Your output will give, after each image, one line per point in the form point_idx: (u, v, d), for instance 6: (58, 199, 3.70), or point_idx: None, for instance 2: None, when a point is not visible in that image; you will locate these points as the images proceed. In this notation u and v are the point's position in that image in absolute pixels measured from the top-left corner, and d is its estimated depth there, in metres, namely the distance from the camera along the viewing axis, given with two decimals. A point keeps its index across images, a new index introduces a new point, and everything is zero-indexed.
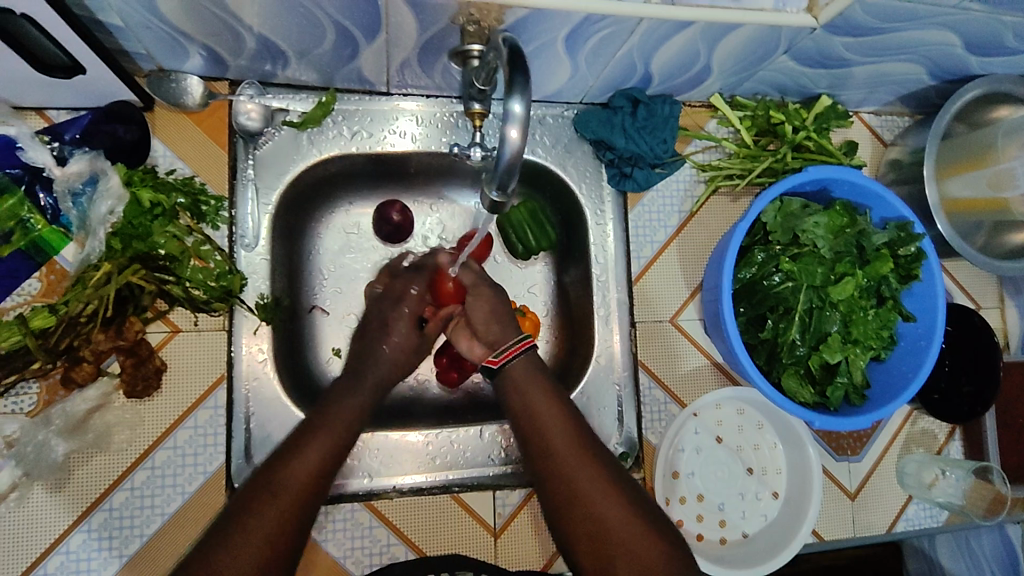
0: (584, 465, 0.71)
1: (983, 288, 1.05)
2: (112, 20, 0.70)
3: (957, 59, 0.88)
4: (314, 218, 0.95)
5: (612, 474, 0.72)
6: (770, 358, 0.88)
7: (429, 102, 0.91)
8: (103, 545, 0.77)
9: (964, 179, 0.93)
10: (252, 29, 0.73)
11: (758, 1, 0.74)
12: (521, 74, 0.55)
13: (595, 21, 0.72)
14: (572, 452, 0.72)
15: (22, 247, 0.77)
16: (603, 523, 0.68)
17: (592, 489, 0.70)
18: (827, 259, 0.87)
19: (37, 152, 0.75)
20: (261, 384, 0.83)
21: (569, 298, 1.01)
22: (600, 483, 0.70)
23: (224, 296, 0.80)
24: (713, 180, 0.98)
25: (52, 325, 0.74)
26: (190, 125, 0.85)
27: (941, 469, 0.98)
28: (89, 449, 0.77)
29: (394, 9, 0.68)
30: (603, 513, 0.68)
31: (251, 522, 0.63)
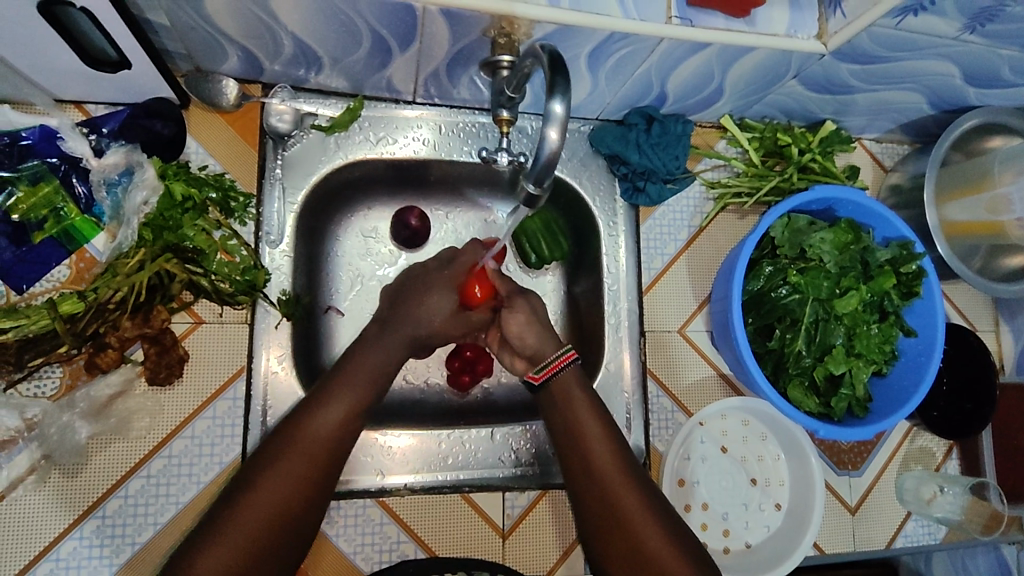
0: (611, 462, 0.72)
1: (979, 311, 1.08)
2: (160, 20, 0.73)
3: (956, 90, 0.93)
4: (334, 220, 0.97)
5: (636, 474, 0.73)
6: (776, 368, 0.91)
7: (452, 112, 0.95)
8: (116, 532, 0.77)
9: (962, 204, 0.97)
10: (293, 34, 0.76)
11: (771, 26, 0.79)
12: (561, 77, 0.58)
13: (618, 40, 0.77)
14: (601, 445, 0.73)
15: (54, 234, 0.79)
16: (625, 520, 0.69)
17: (616, 487, 0.71)
18: (833, 274, 0.90)
19: (77, 143, 0.79)
20: (278, 378, 0.83)
21: (580, 307, 1.03)
22: (625, 484, 0.71)
23: (248, 289, 0.82)
24: (722, 198, 1.02)
25: (81, 311, 0.76)
26: (222, 124, 0.88)
27: (940, 486, 0.99)
28: (109, 435, 0.78)
29: (430, 20, 0.72)
30: (622, 510, 0.70)
31: (265, 485, 0.65)
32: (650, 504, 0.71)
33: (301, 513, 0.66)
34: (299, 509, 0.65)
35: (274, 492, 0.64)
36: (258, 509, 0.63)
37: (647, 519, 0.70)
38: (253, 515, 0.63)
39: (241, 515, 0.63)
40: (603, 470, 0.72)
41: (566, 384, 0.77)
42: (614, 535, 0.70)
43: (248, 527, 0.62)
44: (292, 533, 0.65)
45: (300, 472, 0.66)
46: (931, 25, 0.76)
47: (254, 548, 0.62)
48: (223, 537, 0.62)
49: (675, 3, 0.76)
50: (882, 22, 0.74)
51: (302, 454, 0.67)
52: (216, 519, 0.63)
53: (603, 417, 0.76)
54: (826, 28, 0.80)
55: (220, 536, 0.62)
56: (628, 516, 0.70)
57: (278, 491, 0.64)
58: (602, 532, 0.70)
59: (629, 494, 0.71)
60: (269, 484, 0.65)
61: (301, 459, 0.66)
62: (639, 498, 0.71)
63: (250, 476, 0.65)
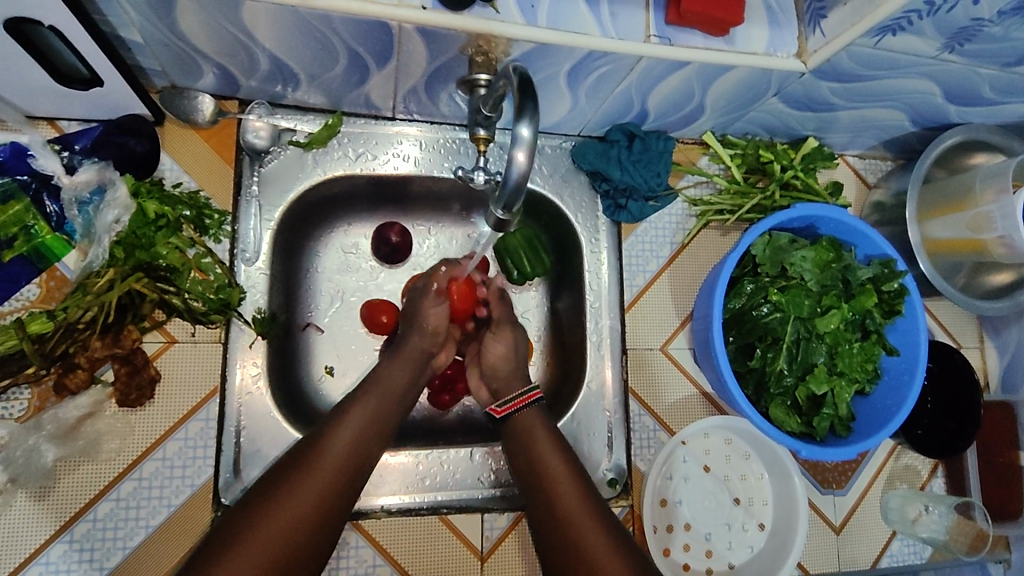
0: (570, 484, 0.74)
1: (963, 327, 1.08)
2: (133, 37, 0.72)
3: (937, 107, 0.92)
4: (313, 236, 0.96)
5: (593, 495, 0.74)
6: (757, 388, 0.90)
7: (432, 128, 0.94)
8: (84, 557, 0.75)
9: (944, 221, 0.97)
10: (268, 51, 0.76)
11: (751, 45, 0.78)
12: (531, 100, 0.57)
13: (597, 58, 0.76)
14: (563, 474, 0.75)
15: (24, 253, 0.77)
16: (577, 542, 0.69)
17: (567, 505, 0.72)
18: (814, 292, 0.90)
19: (47, 160, 0.77)
20: (253, 397, 0.82)
21: (561, 325, 1.02)
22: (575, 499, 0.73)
23: (222, 308, 0.81)
24: (704, 215, 1.02)
25: (50, 331, 0.74)
26: (197, 140, 0.87)
27: (925, 505, 0.99)
28: (78, 457, 0.76)
29: (406, 38, 0.72)
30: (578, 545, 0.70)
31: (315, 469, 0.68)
32: (604, 520, 0.71)
33: (321, 524, 0.66)
34: (320, 518, 0.66)
35: (299, 501, 0.65)
36: (296, 498, 0.65)
37: (598, 536, 0.70)
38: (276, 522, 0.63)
39: (266, 523, 0.63)
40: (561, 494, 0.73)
41: (529, 419, 0.80)
42: (569, 557, 0.69)
43: (268, 535, 0.62)
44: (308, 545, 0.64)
45: (321, 483, 0.67)
46: (910, 44, 0.76)
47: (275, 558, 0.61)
48: (242, 545, 0.61)
49: (654, 22, 0.75)
50: (860, 42, 0.74)
51: (323, 464, 0.68)
52: (236, 530, 0.62)
53: (563, 445, 0.78)
54: (805, 47, 0.79)
55: (236, 547, 0.61)
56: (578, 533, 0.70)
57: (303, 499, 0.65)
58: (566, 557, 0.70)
59: (582, 513, 0.72)
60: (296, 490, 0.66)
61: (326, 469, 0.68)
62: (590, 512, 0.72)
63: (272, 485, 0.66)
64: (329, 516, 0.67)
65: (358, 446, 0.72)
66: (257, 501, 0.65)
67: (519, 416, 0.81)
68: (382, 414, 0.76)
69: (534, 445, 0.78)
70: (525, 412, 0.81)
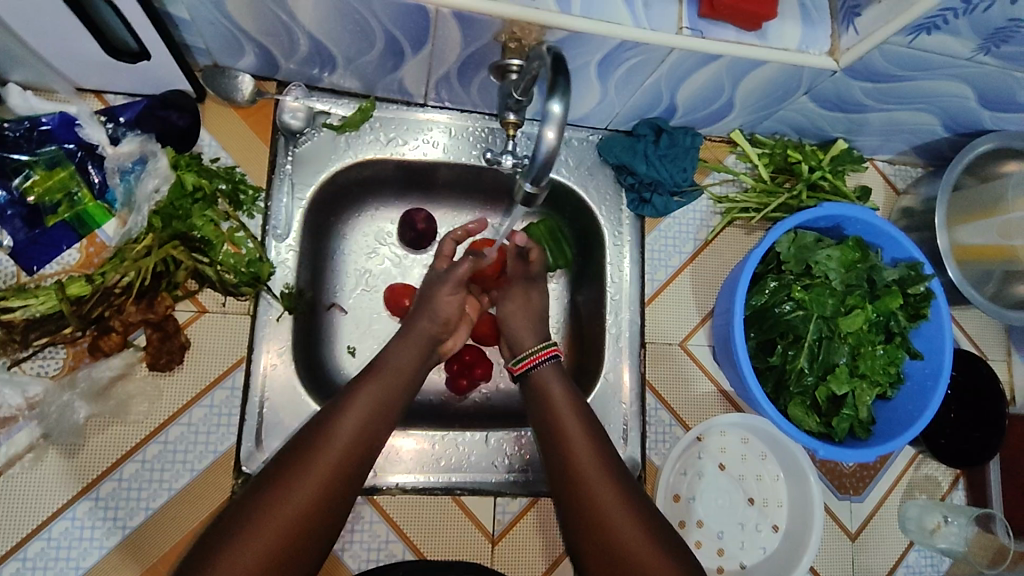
0: (589, 447, 0.75)
1: (991, 339, 1.06)
2: (181, 14, 0.75)
3: (971, 113, 0.92)
4: (342, 218, 0.98)
5: (619, 471, 0.74)
6: (777, 385, 0.90)
7: (463, 116, 0.96)
8: (109, 515, 0.78)
9: (975, 226, 0.96)
10: (308, 32, 0.78)
11: (782, 40, 0.79)
12: (563, 78, 0.60)
13: (628, 49, 0.77)
14: (580, 437, 0.76)
15: (67, 218, 0.81)
16: (601, 521, 0.70)
17: (589, 469, 0.74)
18: (838, 291, 0.89)
19: (94, 130, 0.81)
20: (278, 370, 0.84)
21: (581, 317, 1.03)
22: (594, 464, 0.74)
23: (253, 281, 0.83)
24: (729, 213, 1.02)
25: (87, 294, 0.78)
26: (236, 119, 0.90)
27: (944, 515, 0.97)
28: (107, 417, 0.79)
29: (442, 22, 0.73)
30: (601, 511, 0.71)
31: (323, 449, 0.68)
32: (622, 489, 0.73)
33: (333, 511, 0.66)
34: (320, 520, 0.65)
35: (307, 490, 0.65)
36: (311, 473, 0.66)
37: (626, 516, 0.71)
38: (288, 508, 0.63)
39: (280, 506, 0.63)
40: (580, 458, 0.75)
41: (545, 378, 0.82)
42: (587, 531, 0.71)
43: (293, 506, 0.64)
44: (322, 528, 0.65)
45: (331, 469, 0.67)
46: (945, 44, 0.75)
47: (288, 541, 0.63)
48: (269, 514, 0.63)
49: (687, 14, 0.76)
50: (894, 40, 0.74)
51: (337, 445, 0.69)
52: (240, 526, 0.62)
53: (585, 413, 0.79)
54: (838, 45, 0.80)
55: (244, 535, 0.61)
56: (597, 498, 0.72)
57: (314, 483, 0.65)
58: (582, 520, 0.72)
59: (607, 489, 0.72)
60: (307, 477, 0.66)
61: (327, 468, 0.67)
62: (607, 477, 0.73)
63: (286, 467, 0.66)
64: (339, 502, 0.67)
65: (365, 436, 0.71)
66: (272, 481, 0.65)
67: (540, 374, 0.83)
68: (387, 408, 0.75)
69: (553, 412, 0.79)
70: (545, 366, 0.83)
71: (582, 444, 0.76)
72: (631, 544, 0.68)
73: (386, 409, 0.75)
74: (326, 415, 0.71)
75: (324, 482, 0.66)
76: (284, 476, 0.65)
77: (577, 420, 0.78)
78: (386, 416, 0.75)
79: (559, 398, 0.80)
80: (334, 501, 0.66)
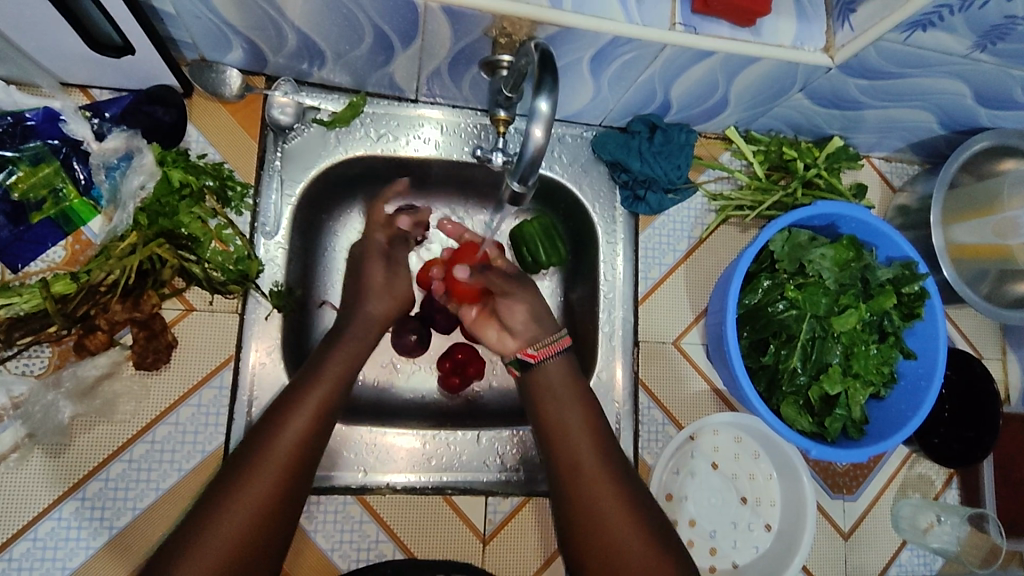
0: (582, 428, 0.75)
1: (985, 338, 1.06)
2: (165, 8, 0.74)
3: (967, 110, 0.91)
4: (333, 215, 0.97)
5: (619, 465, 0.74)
6: (770, 385, 0.89)
7: (454, 112, 0.95)
8: (95, 515, 0.77)
9: (970, 225, 0.95)
10: (295, 26, 0.77)
11: (777, 36, 0.78)
12: (550, 76, 0.59)
13: (620, 45, 0.76)
14: (574, 418, 0.76)
15: (53, 215, 0.80)
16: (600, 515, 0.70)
17: (580, 445, 0.74)
18: (832, 290, 0.88)
19: (78, 125, 0.80)
20: (266, 369, 0.83)
21: (575, 315, 1.02)
22: (587, 442, 0.75)
23: (240, 279, 0.82)
24: (724, 210, 1.01)
25: (73, 292, 0.77)
26: (224, 114, 0.89)
27: (937, 514, 0.97)
28: (94, 416, 0.78)
29: (431, 17, 0.72)
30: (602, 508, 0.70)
31: (244, 484, 0.64)
32: (619, 478, 0.72)
33: (266, 537, 0.64)
34: (250, 555, 0.62)
35: (232, 528, 0.62)
36: (235, 509, 0.62)
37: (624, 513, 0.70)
38: (213, 545, 0.60)
39: (219, 523, 0.61)
40: (574, 440, 0.75)
41: (553, 371, 0.79)
42: (584, 524, 0.70)
43: (219, 545, 0.61)
44: (268, 540, 0.64)
45: (270, 480, 0.65)
46: (940, 41, 0.74)
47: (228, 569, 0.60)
48: (193, 555, 0.60)
49: (680, 10, 0.75)
50: (889, 37, 0.73)
51: (276, 456, 0.66)
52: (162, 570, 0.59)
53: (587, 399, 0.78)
54: (833, 42, 0.79)
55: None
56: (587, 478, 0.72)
57: (253, 498, 0.63)
58: (570, 501, 0.72)
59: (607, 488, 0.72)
60: (244, 491, 0.63)
61: (253, 502, 0.63)
62: (596, 453, 0.74)
63: (224, 483, 0.64)
64: (271, 530, 0.64)
65: (292, 465, 0.67)
66: (215, 496, 0.63)
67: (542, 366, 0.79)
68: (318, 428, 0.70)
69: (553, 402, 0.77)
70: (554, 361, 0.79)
71: (575, 427, 0.75)
72: (616, 528, 0.69)
73: (327, 413, 0.71)
74: (250, 442, 0.67)
75: (264, 496, 0.64)
76: (222, 490, 0.64)
77: (579, 408, 0.77)
78: (318, 437, 0.70)
79: (555, 376, 0.78)
80: (280, 511, 0.65)
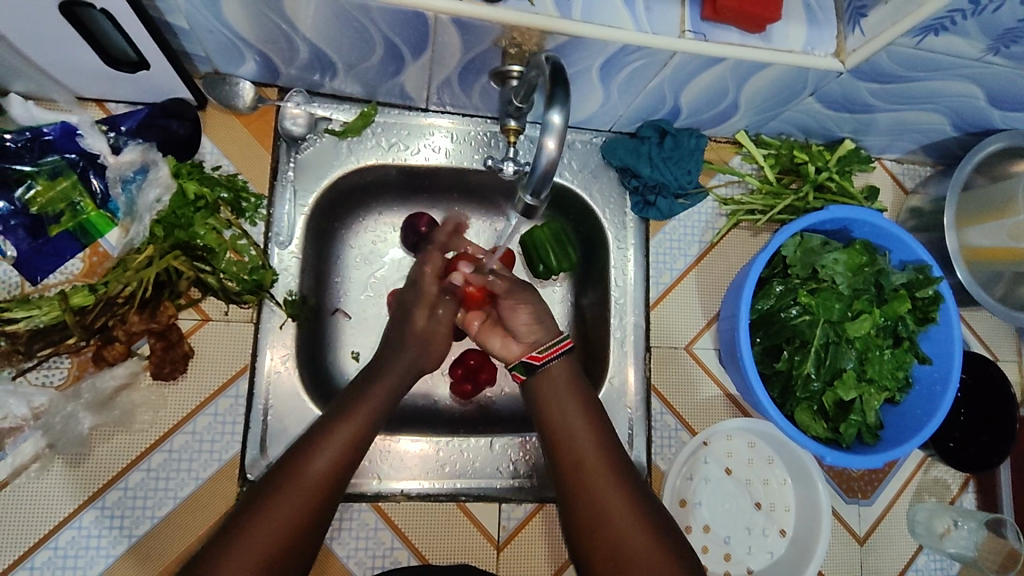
0: (582, 427, 0.76)
1: (1001, 340, 1.05)
2: (179, 23, 0.75)
3: (981, 112, 0.90)
4: (345, 224, 0.98)
5: (621, 469, 0.73)
6: (784, 390, 0.89)
7: (465, 120, 0.95)
8: (115, 524, 0.78)
9: (986, 227, 0.95)
10: (307, 39, 0.77)
11: (788, 42, 0.78)
12: (562, 89, 0.60)
13: (630, 53, 0.76)
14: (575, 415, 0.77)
15: (70, 228, 0.81)
16: (596, 514, 0.70)
17: (584, 441, 0.75)
18: (845, 295, 0.88)
19: (94, 140, 0.81)
20: (281, 377, 0.84)
21: (586, 320, 1.02)
22: (586, 441, 0.75)
23: (255, 289, 0.83)
24: (735, 215, 1.01)
25: (90, 304, 0.78)
26: (238, 125, 0.90)
27: (954, 520, 0.96)
28: (112, 427, 0.79)
29: (442, 29, 0.73)
30: (600, 506, 0.70)
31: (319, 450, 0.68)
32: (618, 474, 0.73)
33: (327, 504, 0.67)
34: (316, 514, 0.66)
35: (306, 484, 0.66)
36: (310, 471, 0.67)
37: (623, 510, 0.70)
38: (287, 502, 0.64)
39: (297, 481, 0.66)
40: (580, 433, 0.75)
41: (553, 379, 0.79)
42: (582, 516, 0.71)
43: (292, 503, 0.64)
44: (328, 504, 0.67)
45: (312, 487, 0.66)
46: (952, 45, 0.74)
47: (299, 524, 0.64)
48: (271, 509, 0.64)
49: (689, 17, 0.75)
50: (901, 41, 0.72)
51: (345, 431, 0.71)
52: (247, 520, 0.63)
53: (582, 395, 0.79)
54: (844, 46, 0.78)
55: (251, 528, 0.62)
56: (598, 482, 0.71)
57: (306, 488, 0.66)
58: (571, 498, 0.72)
59: (607, 487, 0.71)
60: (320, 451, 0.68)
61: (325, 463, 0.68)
62: (598, 452, 0.74)
63: (281, 471, 0.67)
64: (332, 498, 0.67)
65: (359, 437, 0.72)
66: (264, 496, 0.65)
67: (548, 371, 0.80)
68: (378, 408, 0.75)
69: (554, 410, 0.77)
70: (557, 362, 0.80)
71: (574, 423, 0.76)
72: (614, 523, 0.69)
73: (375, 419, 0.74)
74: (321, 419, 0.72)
75: (323, 475, 0.67)
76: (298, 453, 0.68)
77: (579, 410, 0.77)
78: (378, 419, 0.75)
79: (562, 378, 0.79)
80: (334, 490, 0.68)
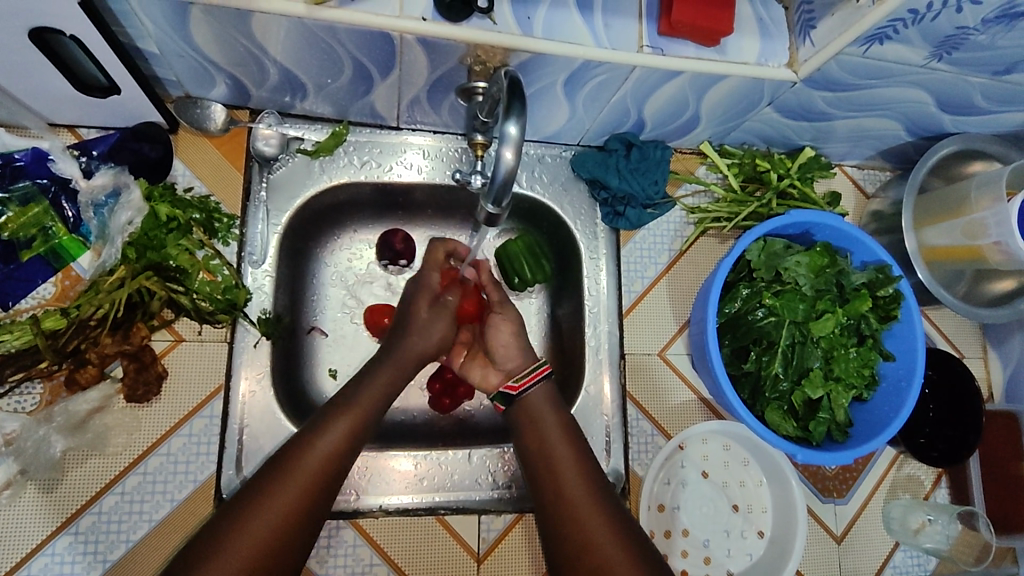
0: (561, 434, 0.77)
1: (965, 337, 1.08)
2: (150, 47, 0.76)
3: (932, 117, 0.94)
4: (320, 242, 0.98)
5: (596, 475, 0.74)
6: (753, 391, 0.91)
7: (437, 137, 0.97)
8: (88, 549, 0.77)
9: (939, 228, 0.97)
10: (277, 62, 0.79)
11: (742, 55, 0.81)
12: (518, 101, 0.62)
13: (592, 67, 0.78)
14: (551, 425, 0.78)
15: (42, 253, 0.81)
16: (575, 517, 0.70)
17: (561, 450, 0.76)
18: (808, 296, 0.91)
19: (66, 164, 0.82)
20: (257, 396, 0.84)
21: (561, 330, 1.03)
22: (564, 450, 0.76)
23: (229, 308, 0.83)
24: (702, 222, 1.03)
25: (63, 327, 0.78)
26: (209, 148, 0.91)
27: (928, 514, 0.98)
28: (85, 450, 0.79)
29: (407, 48, 0.75)
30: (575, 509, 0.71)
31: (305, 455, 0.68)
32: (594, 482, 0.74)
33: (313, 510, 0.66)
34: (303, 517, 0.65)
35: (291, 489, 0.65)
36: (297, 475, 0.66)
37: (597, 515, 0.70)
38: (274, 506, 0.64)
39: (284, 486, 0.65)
40: (556, 440, 0.77)
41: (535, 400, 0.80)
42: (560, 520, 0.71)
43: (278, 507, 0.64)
44: (316, 510, 0.66)
45: (293, 496, 0.65)
46: (899, 53, 0.77)
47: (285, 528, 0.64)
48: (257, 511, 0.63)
49: (647, 33, 0.78)
50: (849, 51, 0.76)
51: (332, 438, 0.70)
52: (229, 523, 0.62)
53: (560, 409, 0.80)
54: (796, 57, 0.82)
55: (234, 530, 0.62)
56: (573, 489, 0.72)
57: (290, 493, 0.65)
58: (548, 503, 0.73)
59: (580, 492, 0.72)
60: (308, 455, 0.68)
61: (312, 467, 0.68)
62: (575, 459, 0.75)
63: (267, 474, 0.66)
64: (320, 502, 0.67)
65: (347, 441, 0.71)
66: (240, 507, 0.64)
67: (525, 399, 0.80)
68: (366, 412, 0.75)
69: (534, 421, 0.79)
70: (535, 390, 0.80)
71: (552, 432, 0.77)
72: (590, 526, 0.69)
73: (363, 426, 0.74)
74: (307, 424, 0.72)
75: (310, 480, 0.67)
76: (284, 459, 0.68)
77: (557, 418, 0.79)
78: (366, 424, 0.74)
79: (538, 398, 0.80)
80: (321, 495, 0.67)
